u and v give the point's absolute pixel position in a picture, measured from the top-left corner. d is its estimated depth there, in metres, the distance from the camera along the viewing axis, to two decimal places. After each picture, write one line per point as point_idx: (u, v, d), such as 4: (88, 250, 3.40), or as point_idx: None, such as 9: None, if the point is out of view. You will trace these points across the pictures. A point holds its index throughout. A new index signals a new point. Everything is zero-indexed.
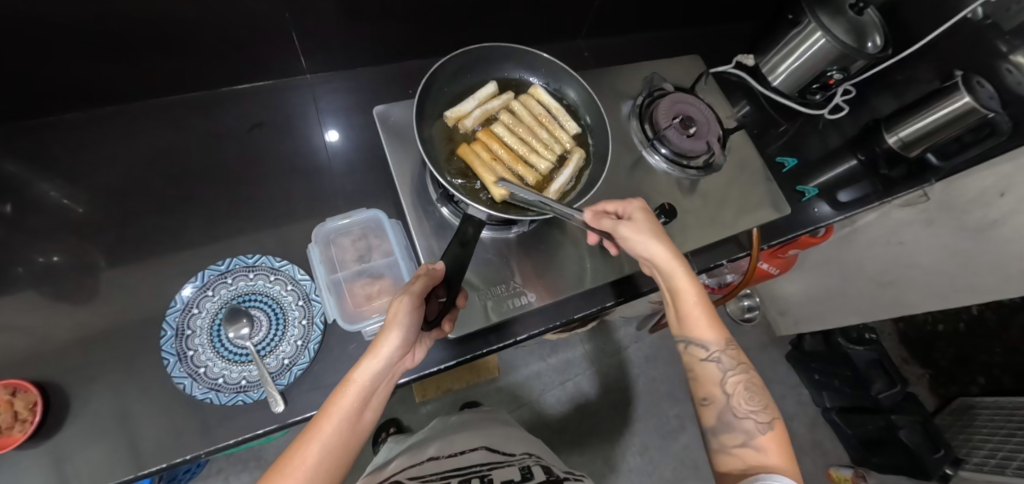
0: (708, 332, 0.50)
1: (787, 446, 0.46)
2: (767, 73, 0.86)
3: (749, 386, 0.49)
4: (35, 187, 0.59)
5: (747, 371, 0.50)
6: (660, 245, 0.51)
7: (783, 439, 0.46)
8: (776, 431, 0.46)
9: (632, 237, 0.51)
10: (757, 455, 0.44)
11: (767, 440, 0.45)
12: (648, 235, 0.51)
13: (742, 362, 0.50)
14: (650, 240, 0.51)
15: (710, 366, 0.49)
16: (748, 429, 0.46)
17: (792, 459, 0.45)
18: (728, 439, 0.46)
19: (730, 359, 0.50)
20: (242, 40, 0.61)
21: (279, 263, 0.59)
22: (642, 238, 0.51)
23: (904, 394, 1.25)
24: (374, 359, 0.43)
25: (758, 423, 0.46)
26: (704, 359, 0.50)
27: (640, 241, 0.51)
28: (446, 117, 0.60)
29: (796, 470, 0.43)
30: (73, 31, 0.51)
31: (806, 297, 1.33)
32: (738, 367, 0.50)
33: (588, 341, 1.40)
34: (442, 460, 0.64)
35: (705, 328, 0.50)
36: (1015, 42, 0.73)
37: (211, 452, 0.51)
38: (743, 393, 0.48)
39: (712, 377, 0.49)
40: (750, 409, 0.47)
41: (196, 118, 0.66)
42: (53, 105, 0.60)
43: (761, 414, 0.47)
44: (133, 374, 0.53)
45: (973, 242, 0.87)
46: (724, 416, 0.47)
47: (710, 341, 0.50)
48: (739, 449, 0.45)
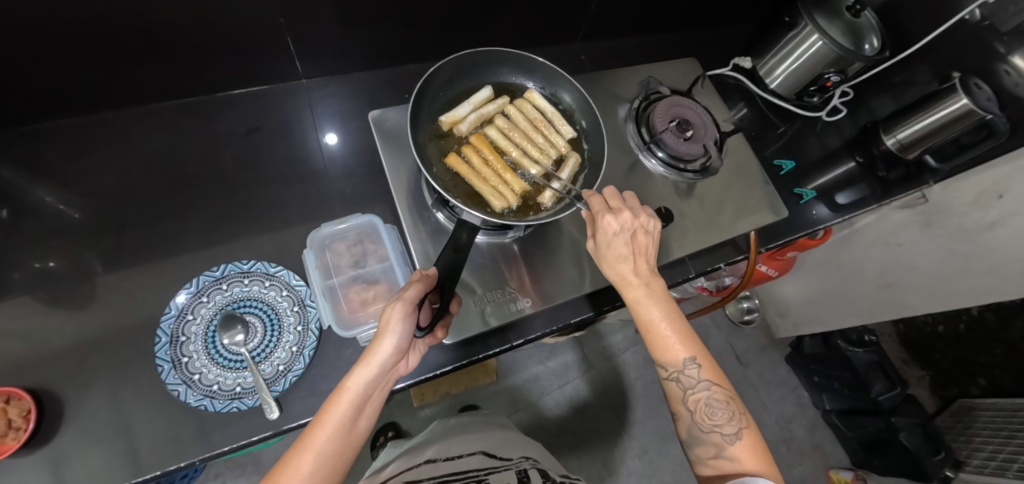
0: (668, 353, 0.48)
1: (764, 451, 0.46)
2: (764, 76, 0.86)
3: (712, 402, 0.47)
4: (31, 192, 0.59)
5: (711, 387, 0.48)
6: (618, 269, 0.49)
7: (755, 445, 0.46)
8: (746, 438, 0.46)
9: (596, 255, 0.50)
10: (730, 465, 0.45)
11: (738, 450, 0.45)
12: (611, 256, 0.49)
13: (706, 379, 0.48)
14: (612, 261, 0.49)
15: (672, 386, 0.48)
16: (718, 442, 0.46)
17: (769, 462, 0.45)
18: (702, 452, 0.47)
19: (693, 377, 0.48)
20: (236, 45, 0.61)
21: (274, 268, 0.59)
22: (604, 260, 0.49)
23: (904, 396, 1.23)
24: (368, 366, 0.43)
25: (726, 435, 0.46)
26: (666, 379, 0.48)
27: (603, 262, 0.50)
28: (440, 122, 0.60)
29: (772, 475, 0.43)
30: (67, 37, 0.51)
31: (806, 300, 1.32)
32: (700, 385, 0.47)
33: (588, 343, 1.39)
34: (439, 464, 0.64)
35: (665, 349, 0.48)
36: (1013, 43, 0.72)
37: (205, 459, 0.51)
38: (706, 410, 0.47)
39: (674, 395, 0.48)
40: (716, 424, 0.47)
41: (193, 123, 0.66)
42: (49, 110, 0.59)
43: (728, 426, 0.46)
44: (128, 380, 0.52)
45: (972, 243, 0.86)
46: (693, 432, 0.47)
47: (671, 362, 0.48)
48: (715, 461, 0.46)
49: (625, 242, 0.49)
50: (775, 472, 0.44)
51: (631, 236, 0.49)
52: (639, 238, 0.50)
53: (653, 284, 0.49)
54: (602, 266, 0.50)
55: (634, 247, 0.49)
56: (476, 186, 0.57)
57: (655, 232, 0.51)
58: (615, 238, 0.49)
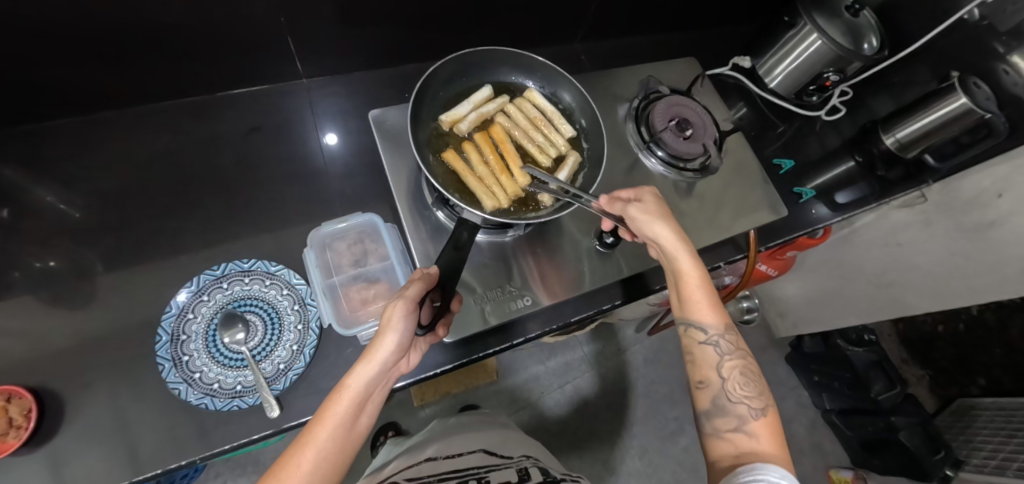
0: (709, 314, 0.50)
1: (781, 439, 0.45)
2: (763, 76, 0.86)
3: (745, 372, 0.49)
4: (31, 192, 0.59)
5: (744, 357, 0.50)
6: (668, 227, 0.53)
7: (775, 428, 0.45)
8: (770, 417, 0.46)
9: (641, 216, 0.53)
10: (748, 440, 0.44)
11: (759, 425, 0.45)
12: (658, 216, 0.53)
13: (740, 349, 0.50)
14: (660, 220, 0.53)
15: (708, 348, 0.49)
16: (742, 414, 0.46)
17: (784, 450, 0.44)
18: (721, 424, 0.46)
19: (729, 344, 0.50)
20: (237, 44, 0.61)
21: (274, 267, 0.59)
22: (651, 219, 0.53)
23: (903, 396, 1.25)
24: (369, 363, 0.43)
25: (752, 409, 0.46)
26: (702, 342, 0.50)
27: (649, 221, 0.53)
28: (440, 121, 0.60)
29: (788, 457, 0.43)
30: (68, 36, 0.51)
31: (806, 299, 1.32)
32: (735, 353, 0.50)
33: (588, 343, 1.39)
34: (440, 462, 0.64)
35: (706, 311, 0.50)
36: (1012, 43, 0.72)
37: (206, 458, 0.51)
38: (738, 379, 0.48)
39: (708, 359, 0.49)
40: (745, 395, 0.47)
41: (194, 122, 0.66)
42: (50, 110, 0.60)
43: (756, 400, 0.46)
44: (129, 379, 0.52)
45: (971, 242, 0.86)
46: (718, 400, 0.47)
47: (710, 324, 0.50)
48: (733, 434, 0.45)
49: (667, 210, 0.55)
50: (790, 459, 0.43)
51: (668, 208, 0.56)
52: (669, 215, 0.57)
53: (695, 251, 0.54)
54: (648, 226, 0.53)
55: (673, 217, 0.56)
56: (469, 183, 0.58)
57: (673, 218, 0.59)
58: (659, 206, 0.55)
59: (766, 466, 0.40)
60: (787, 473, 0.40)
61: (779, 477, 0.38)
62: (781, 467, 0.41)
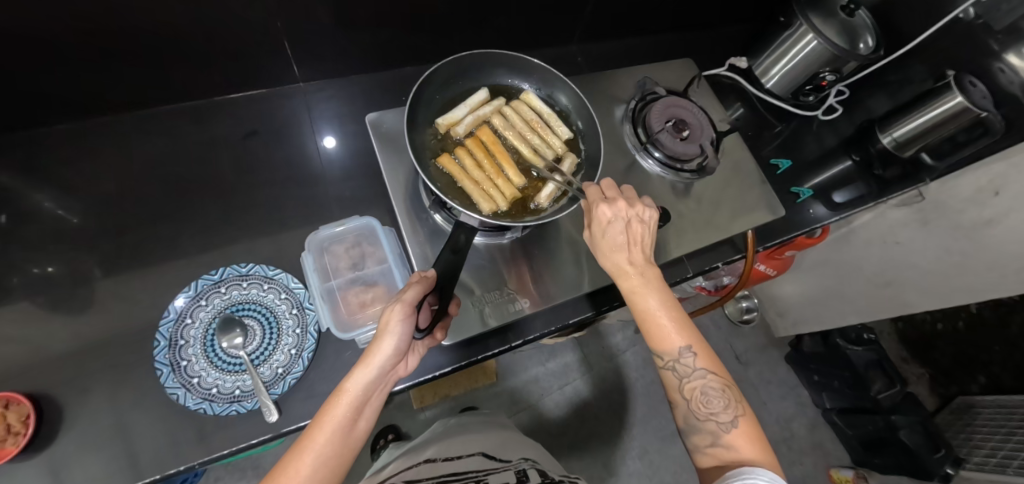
0: (662, 341, 0.47)
1: (762, 440, 0.45)
2: (760, 76, 0.86)
3: (708, 391, 0.47)
4: (29, 197, 0.59)
5: (707, 376, 0.47)
6: (615, 256, 0.50)
7: (751, 433, 0.45)
8: (744, 425, 0.46)
9: (592, 246, 0.52)
10: (726, 452, 0.44)
11: (734, 438, 0.45)
12: (606, 245, 0.50)
13: (702, 369, 0.47)
14: (607, 248, 0.50)
15: (668, 374, 0.48)
16: (713, 430, 0.46)
17: (767, 449, 0.45)
18: (699, 440, 0.47)
19: (688, 367, 0.47)
20: (235, 49, 0.61)
21: (273, 271, 0.59)
22: (601, 247, 0.50)
23: (904, 394, 1.25)
24: (367, 367, 0.43)
25: (721, 423, 0.46)
26: (662, 368, 0.48)
27: (601, 251, 0.51)
28: (438, 124, 0.60)
29: (769, 465, 0.43)
30: (67, 42, 0.52)
31: (805, 298, 1.32)
32: (697, 374, 0.47)
33: (588, 344, 1.39)
34: (439, 464, 0.64)
35: (660, 338, 0.48)
36: (1006, 41, 0.73)
37: (205, 463, 0.51)
38: (702, 398, 0.47)
39: (670, 383, 0.48)
40: (711, 412, 0.46)
41: (192, 127, 0.66)
42: (48, 115, 0.60)
43: (724, 414, 0.46)
44: (127, 384, 0.52)
45: (968, 241, 0.86)
46: (690, 420, 0.47)
47: (664, 351, 0.48)
48: (711, 450, 0.45)
49: (620, 231, 0.50)
50: (775, 459, 0.44)
51: (629, 224, 0.50)
52: (635, 227, 0.51)
53: (649, 272, 0.49)
54: (600, 256, 0.51)
55: (631, 235, 0.50)
56: (466, 186, 0.58)
57: (650, 218, 0.52)
58: (612, 226, 0.50)
59: (756, 469, 0.40)
60: (777, 475, 0.40)
61: (767, 480, 0.39)
62: (767, 469, 0.42)
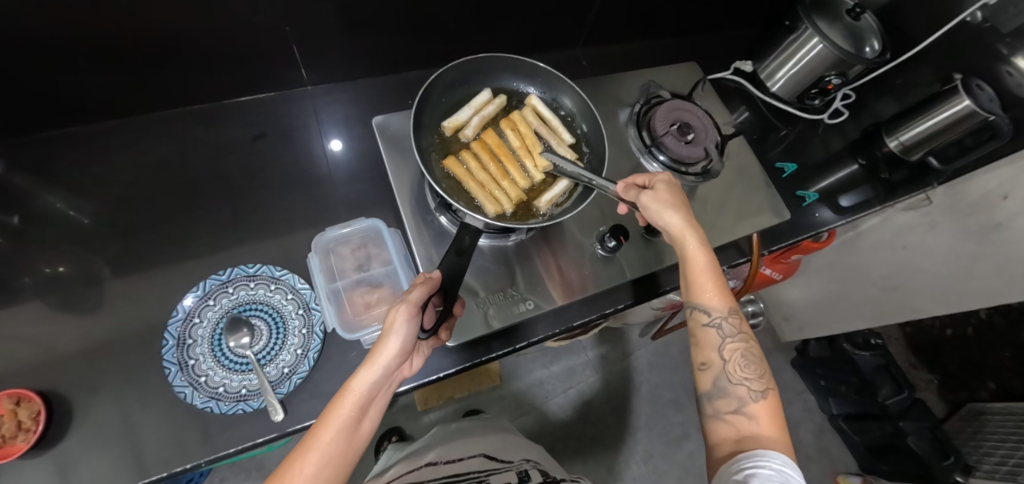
0: (711, 296, 0.49)
1: (780, 418, 0.45)
2: (765, 79, 0.87)
3: (746, 354, 0.48)
4: (40, 198, 0.60)
5: (746, 340, 0.49)
6: (677, 212, 0.51)
7: (775, 408, 0.45)
8: (770, 400, 0.46)
9: (653, 201, 0.51)
10: (748, 422, 0.44)
11: (758, 407, 0.45)
12: (669, 200, 0.52)
13: (742, 331, 0.49)
14: (669, 207, 0.51)
15: (711, 331, 0.49)
16: (742, 396, 0.46)
17: (784, 430, 0.44)
18: (721, 405, 0.46)
19: (732, 327, 0.49)
20: (243, 53, 0.62)
21: (280, 272, 0.60)
22: (662, 207, 0.51)
23: (911, 401, 1.24)
24: (373, 367, 0.43)
25: (751, 390, 0.46)
26: (705, 324, 0.49)
27: (659, 209, 0.51)
28: (443, 128, 0.61)
29: (784, 442, 0.42)
30: (77, 46, 0.53)
31: (810, 303, 1.32)
32: (738, 336, 0.49)
33: (592, 348, 1.39)
34: (440, 466, 0.65)
35: (710, 294, 0.49)
36: (1016, 44, 0.73)
37: (211, 461, 0.51)
38: (738, 360, 0.48)
39: (709, 340, 0.49)
40: (744, 377, 0.47)
41: (202, 130, 0.67)
42: (60, 118, 0.61)
43: (756, 381, 0.46)
44: (136, 383, 0.53)
45: (977, 244, 0.86)
46: (719, 382, 0.47)
47: (714, 307, 0.49)
48: (733, 416, 0.45)
49: (678, 194, 0.53)
50: (790, 441, 0.43)
51: (683, 191, 0.54)
52: (687, 195, 0.55)
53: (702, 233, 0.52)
54: (657, 214, 0.51)
55: (686, 200, 0.54)
56: (470, 189, 0.58)
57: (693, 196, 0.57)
58: (672, 190, 0.53)
59: (768, 452, 0.40)
60: (787, 458, 0.40)
61: (780, 464, 0.39)
62: (780, 451, 0.41)
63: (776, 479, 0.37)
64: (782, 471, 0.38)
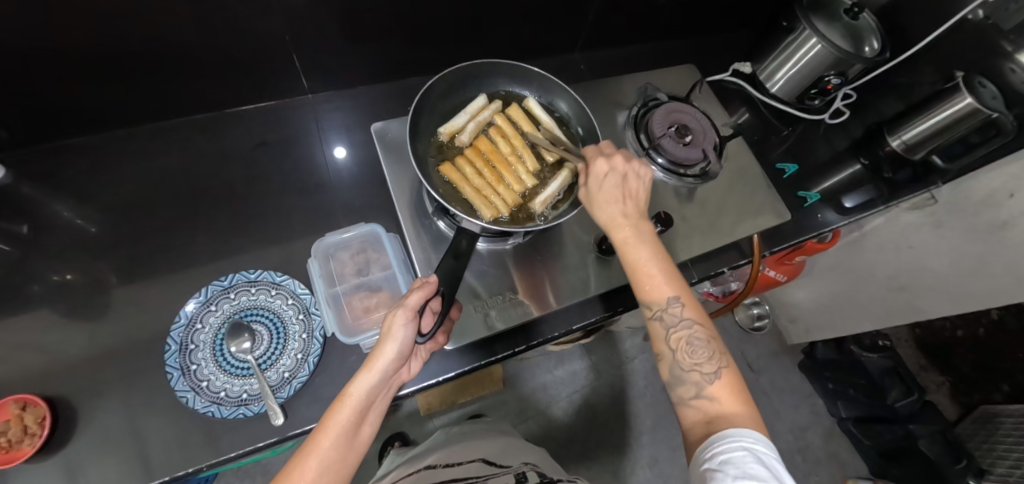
0: (650, 290, 0.48)
1: (744, 393, 0.45)
2: (765, 80, 0.87)
3: (694, 340, 0.46)
4: (49, 207, 0.61)
5: (694, 325, 0.47)
6: (608, 209, 0.52)
7: (734, 386, 0.45)
8: (725, 379, 0.45)
9: (588, 201, 0.53)
10: (710, 405, 0.43)
11: (716, 390, 0.44)
12: (601, 199, 0.52)
13: (688, 317, 0.47)
14: (602, 202, 0.52)
15: (655, 324, 0.48)
16: (697, 382, 0.45)
17: (749, 403, 0.44)
18: (683, 393, 0.45)
19: (676, 315, 0.47)
20: (244, 63, 0.63)
21: (280, 277, 0.60)
22: (595, 202, 0.52)
23: (921, 403, 1.21)
24: (371, 372, 0.44)
25: (705, 374, 0.45)
26: (649, 318, 0.48)
27: (594, 205, 0.53)
28: (440, 134, 0.62)
29: (750, 416, 0.42)
30: (83, 57, 0.54)
31: (816, 304, 1.30)
32: (684, 323, 0.47)
33: (597, 352, 1.38)
34: (439, 470, 0.65)
35: (647, 287, 0.48)
36: (1020, 40, 0.72)
37: (212, 465, 0.52)
38: (687, 348, 0.46)
39: (656, 334, 0.48)
40: (696, 363, 0.46)
41: (205, 138, 0.69)
42: (69, 128, 0.62)
43: (708, 365, 0.45)
44: (138, 387, 0.54)
45: (983, 243, 0.84)
46: (674, 371, 0.46)
47: (654, 299, 0.48)
48: (696, 402, 0.44)
49: (614, 184, 0.53)
50: (757, 414, 0.43)
51: (623, 179, 0.53)
52: (630, 181, 0.53)
53: (641, 223, 0.51)
54: (593, 210, 0.53)
55: (625, 187, 0.53)
56: (466, 192, 0.59)
57: (644, 174, 0.54)
58: (606, 181, 0.53)
59: (738, 432, 0.39)
60: (757, 434, 0.40)
61: (750, 441, 0.38)
62: (750, 426, 0.41)
63: (750, 460, 0.37)
64: (753, 448, 0.38)
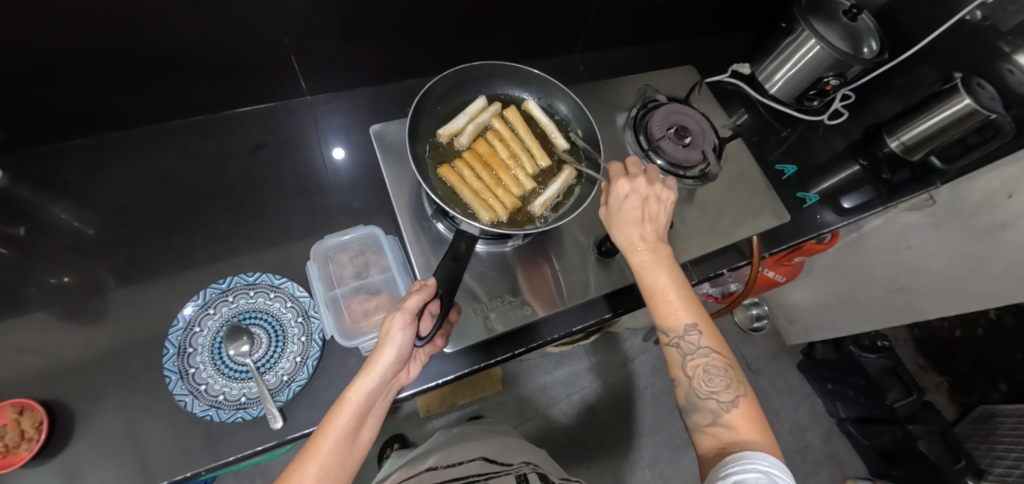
0: (667, 317, 0.48)
1: (762, 421, 0.45)
2: (764, 81, 0.87)
3: (711, 369, 0.47)
4: (46, 210, 0.61)
5: (710, 354, 0.47)
6: (627, 232, 0.51)
7: (751, 414, 0.45)
8: (743, 407, 0.45)
9: (608, 221, 0.53)
10: (726, 432, 0.44)
11: (732, 418, 0.45)
12: (621, 221, 0.52)
13: (705, 346, 0.47)
14: (621, 225, 0.51)
15: (671, 351, 0.48)
16: (713, 409, 0.45)
17: (766, 431, 0.44)
18: (699, 418, 0.46)
19: (693, 344, 0.47)
20: (242, 65, 0.63)
21: (279, 280, 0.60)
22: (614, 224, 0.52)
23: (920, 403, 1.21)
24: (370, 375, 0.43)
25: (721, 403, 0.46)
26: (666, 344, 0.49)
27: (614, 226, 0.52)
28: (439, 136, 0.62)
29: (766, 446, 0.42)
30: (81, 60, 0.54)
31: (815, 305, 1.31)
32: (700, 351, 0.47)
33: (596, 353, 1.38)
34: (441, 471, 0.64)
35: (664, 314, 0.48)
36: (1017, 41, 0.72)
37: (211, 469, 0.52)
38: (704, 376, 0.47)
39: (673, 360, 0.48)
40: (712, 391, 0.46)
41: (203, 140, 0.68)
42: (66, 130, 0.62)
43: (724, 393, 0.46)
44: (136, 391, 0.53)
45: (982, 244, 0.84)
46: (690, 398, 0.47)
47: (671, 326, 0.48)
48: (710, 429, 0.45)
49: (634, 207, 0.51)
50: (774, 442, 0.43)
51: (644, 202, 0.52)
52: (651, 203, 0.52)
53: (660, 248, 0.51)
54: (612, 231, 0.52)
55: (646, 210, 0.52)
56: (464, 194, 0.58)
57: (668, 199, 0.53)
58: (626, 204, 0.52)
59: (756, 453, 0.40)
60: (774, 458, 0.40)
61: (766, 464, 0.39)
62: (767, 452, 0.41)
63: (765, 482, 0.37)
64: (769, 472, 0.38)
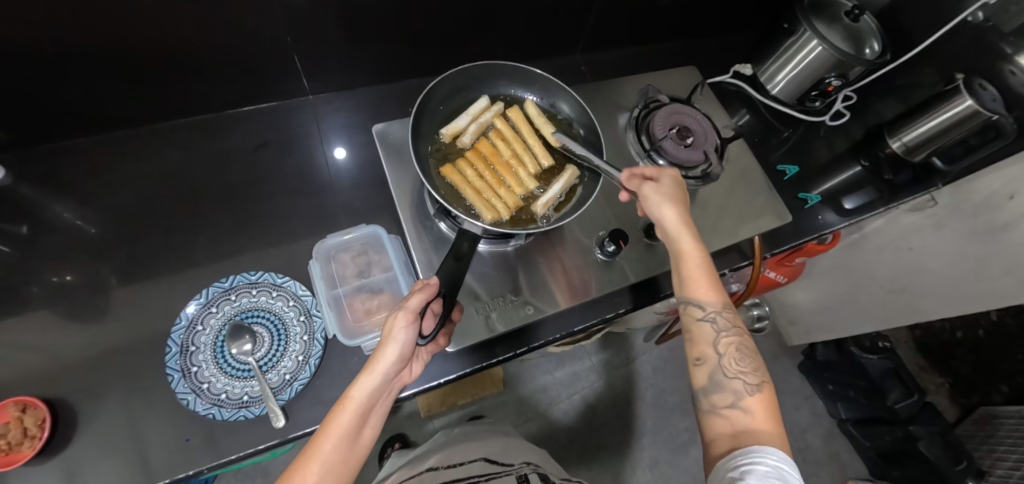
0: (705, 292, 0.50)
1: (776, 411, 0.45)
2: (766, 82, 0.86)
3: (741, 348, 0.48)
4: (49, 208, 0.61)
5: (740, 334, 0.49)
6: (672, 209, 0.53)
7: (769, 402, 0.45)
8: (764, 393, 0.46)
9: (649, 200, 0.54)
10: (743, 416, 0.44)
11: (754, 401, 0.45)
12: (667, 201, 0.54)
13: (736, 326, 0.49)
14: (665, 203, 0.54)
15: (705, 325, 0.49)
16: (737, 390, 0.45)
17: (779, 422, 0.44)
18: (717, 400, 0.46)
19: (727, 321, 0.49)
20: (245, 63, 0.63)
21: (281, 279, 0.60)
22: (661, 200, 0.54)
23: (921, 404, 1.21)
24: (372, 374, 0.43)
25: (747, 384, 0.46)
26: (700, 318, 0.49)
27: (655, 205, 0.54)
28: (441, 136, 0.62)
29: (783, 433, 0.43)
30: (84, 58, 0.54)
31: (816, 306, 1.31)
32: (732, 330, 0.49)
33: (597, 353, 1.38)
34: (441, 471, 0.64)
35: (702, 289, 0.50)
36: (1019, 43, 0.72)
37: (214, 467, 0.52)
38: (734, 354, 0.48)
39: (705, 335, 0.49)
40: (740, 370, 0.47)
41: (205, 139, 0.68)
42: (68, 128, 0.62)
43: (750, 375, 0.46)
44: (139, 389, 0.53)
45: (984, 245, 0.84)
46: (715, 376, 0.47)
47: (709, 301, 0.50)
48: (728, 410, 0.45)
49: (679, 192, 0.55)
50: (784, 434, 0.43)
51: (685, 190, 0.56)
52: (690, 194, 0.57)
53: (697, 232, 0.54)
54: (654, 210, 0.54)
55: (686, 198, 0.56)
56: (467, 194, 0.59)
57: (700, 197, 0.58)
58: (674, 187, 0.55)
59: (763, 450, 0.40)
60: (783, 453, 0.40)
61: (775, 461, 0.39)
62: (776, 444, 0.41)
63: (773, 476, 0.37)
64: (778, 467, 0.38)
